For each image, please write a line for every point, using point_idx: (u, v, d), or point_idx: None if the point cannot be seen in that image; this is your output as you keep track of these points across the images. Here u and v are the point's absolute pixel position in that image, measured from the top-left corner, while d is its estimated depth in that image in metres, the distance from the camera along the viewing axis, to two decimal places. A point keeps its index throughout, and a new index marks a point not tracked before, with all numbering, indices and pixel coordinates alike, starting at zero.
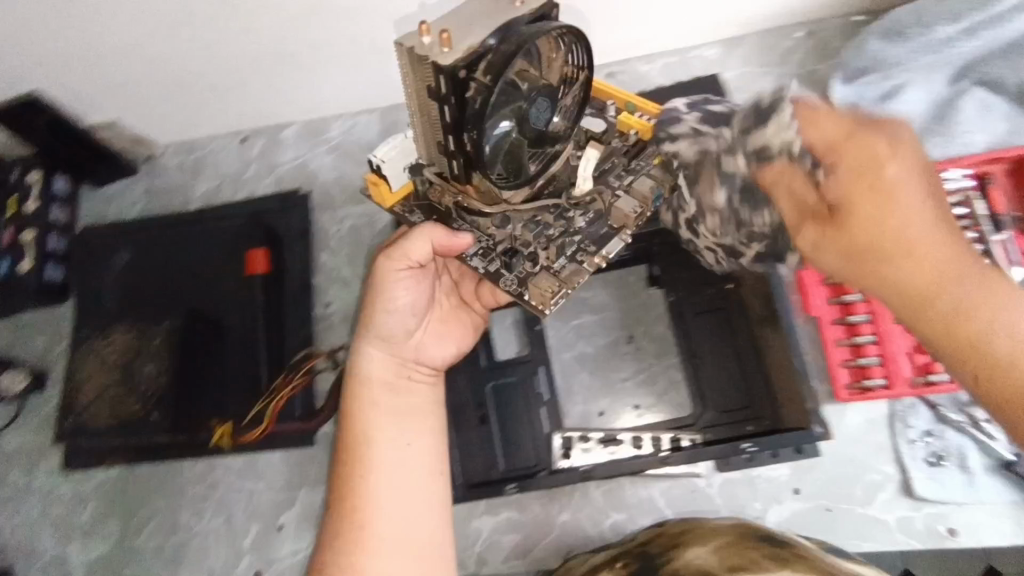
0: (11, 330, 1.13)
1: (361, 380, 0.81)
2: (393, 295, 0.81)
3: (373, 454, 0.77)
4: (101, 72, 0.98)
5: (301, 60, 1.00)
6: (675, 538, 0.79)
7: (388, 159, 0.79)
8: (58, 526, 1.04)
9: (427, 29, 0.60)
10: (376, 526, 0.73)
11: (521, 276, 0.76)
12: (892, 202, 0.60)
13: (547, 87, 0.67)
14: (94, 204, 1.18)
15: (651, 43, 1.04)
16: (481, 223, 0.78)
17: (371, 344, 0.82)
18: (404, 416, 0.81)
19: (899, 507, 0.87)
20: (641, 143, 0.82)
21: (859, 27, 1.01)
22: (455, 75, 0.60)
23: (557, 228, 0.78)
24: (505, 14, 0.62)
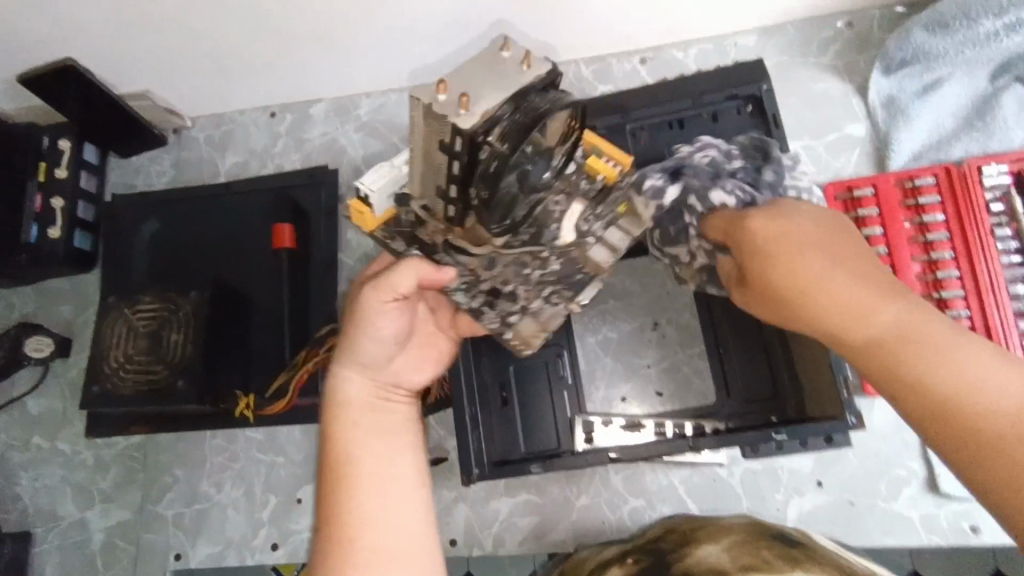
0: (38, 295, 1.14)
1: (339, 407, 0.66)
2: (375, 323, 0.67)
3: (357, 470, 0.63)
4: (136, 47, 0.96)
5: (335, 41, 0.98)
6: (688, 535, 0.79)
7: (378, 187, 0.64)
8: (79, 491, 1.06)
9: (442, 86, 0.48)
10: (365, 535, 0.60)
11: (504, 314, 0.72)
12: (784, 256, 0.56)
13: (550, 150, 0.55)
14: (123, 174, 1.19)
15: (688, 29, 1.03)
16: (465, 260, 0.67)
17: (350, 367, 0.68)
18: (388, 429, 0.66)
19: (923, 503, 0.86)
20: (608, 188, 0.66)
21: (901, 19, 0.99)
22: (472, 140, 0.48)
23: (536, 270, 0.68)
24: (517, 76, 0.49)
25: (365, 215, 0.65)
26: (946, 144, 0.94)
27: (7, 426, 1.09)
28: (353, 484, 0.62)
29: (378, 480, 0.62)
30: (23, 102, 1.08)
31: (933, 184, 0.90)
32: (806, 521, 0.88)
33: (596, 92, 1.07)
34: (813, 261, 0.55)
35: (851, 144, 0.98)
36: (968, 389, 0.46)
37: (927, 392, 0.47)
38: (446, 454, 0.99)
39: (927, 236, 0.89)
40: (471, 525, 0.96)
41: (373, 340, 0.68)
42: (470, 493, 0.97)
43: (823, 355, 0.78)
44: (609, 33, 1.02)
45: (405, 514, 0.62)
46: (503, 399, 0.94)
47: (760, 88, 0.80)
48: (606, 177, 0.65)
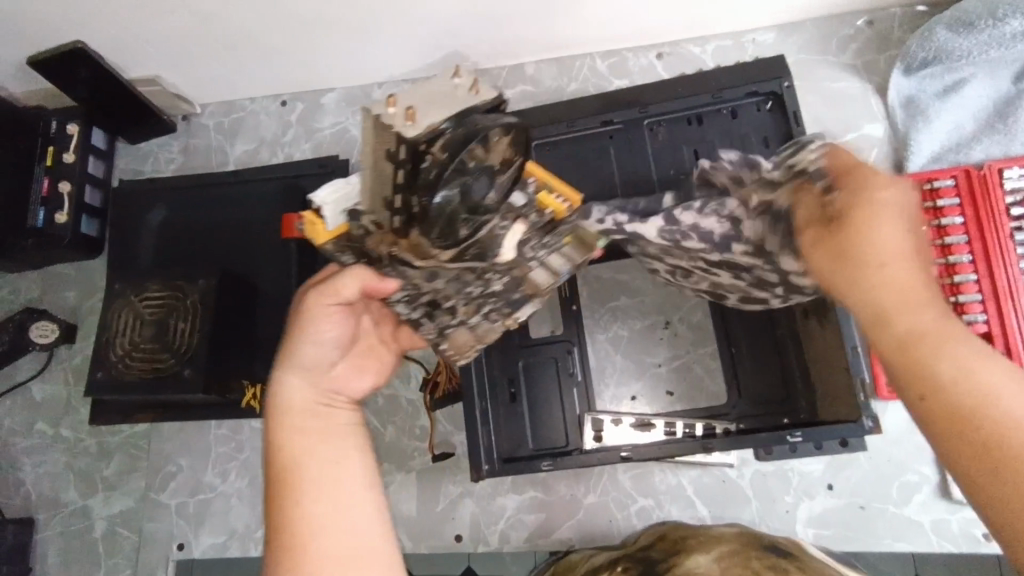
0: (43, 280, 1.13)
1: (278, 413, 0.63)
2: (315, 327, 0.66)
3: (304, 475, 0.58)
4: (147, 31, 0.95)
5: (349, 29, 0.97)
6: (678, 544, 0.79)
7: (331, 202, 0.59)
8: (82, 478, 1.05)
9: (393, 100, 0.51)
10: (313, 541, 0.55)
11: (441, 326, 0.73)
12: (863, 219, 0.51)
13: (494, 168, 0.55)
14: (130, 161, 1.18)
15: (705, 25, 1.01)
16: (410, 274, 0.64)
17: (293, 370, 0.65)
18: (335, 434, 0.62)
19: (935, 509, 0.86)
20: (555, 223, 0.63)
21: (921, 19, 0.99)
22: (414, 148, 0.52)
23: (479, 290, 0.67)
24: (460, 98, 0.52)
25: (317, 227, 0.60)
26: (967, 145, 0.92)
27: (10, 412, 1.09)
28: (299, 493, 0.57)
29: (329, 482, 0.58)
30: (32, 86, 1.07)
31: (952, 186, 0.89)
32: (816, 525, 0.87)
33: (610, 87, 1.06)
34: (884, 238, 0.50)
35: (871, 144, 0.97)
36: (1005, 396, 0.40)
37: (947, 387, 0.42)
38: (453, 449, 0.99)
39: (944, 239, 0.88)
40: (477, 521, 0.95)
41: (316, 343, 0.66)
42: (477, 489, 0.96)
43: (839, 358, 0.77)
44: (626, 28, 1.01)
45: (358, 517, 0.57)
46: (512, 394, 0.92)
47: (780, 84, 0.78)
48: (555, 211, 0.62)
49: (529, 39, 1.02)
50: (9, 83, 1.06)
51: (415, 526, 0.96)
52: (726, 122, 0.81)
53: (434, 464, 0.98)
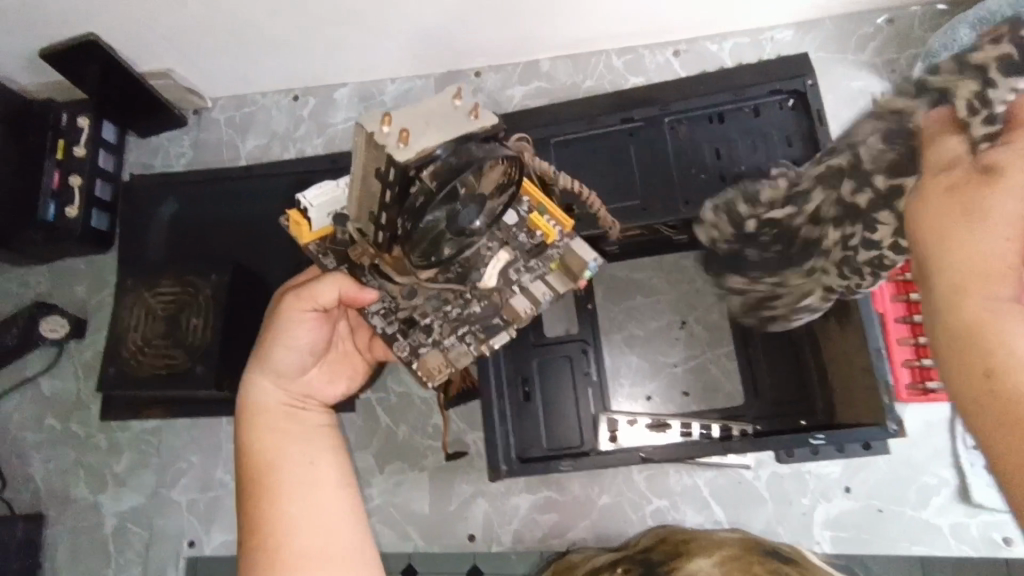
0: (52, 275, 1.13)
1: (253, 417, 0.68)
2: (289, 333, 0.70)
3: (279, 476, 0.64)
4: (159, 24, 0.94)
5: (366, 25, 0.96)
6: (681, 546, 0.80)
7: (317, 202, 0.66)
8: (91, 474, 1.04)
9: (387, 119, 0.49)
10: (290, 539, 0.61)
11: (415, 344, 0.70)
12: (994, 184, 0.49)
13: (481, 196, 0.57)
14: (140, 155, 1.17)
15: (723, 23, 1.00)
16: (389, 286, 0.69)
17: (265, 375, 0.70)
18: (307, 437, 0.68)
19: (953, 512, 0.85)
20: (542, 245, 0.69)
21: (942, 17, 0.98)
22: (405, 172, 0.50)
23: (456, 308, 0.70)
24: (460, 125, 0.51)
25: (301, 226, 0.68)
26: None
27: (19, 407, 1.08)
28: (270, 496, 0.63)
29: (307, 484, 0.64)
30: (43, 78, 1.06)
31: None
32: (833, 527, 0.87)
33: (626, 84, 1.05)
34: (1010, 206, 0.48)
35: None
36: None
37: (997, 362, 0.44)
38: (466, 448, 0.98)
39: None
40: (491, 521, 0.95)
41: (290, 349, 0.71)
42: (490, 489, 0.96)
43: (861, 360, 0.76)
44: (644, 25, 1.00)
45: (330, 515, 0.63)
46: (526, 393, 0.92)
47: (803, 83, 0.79)
48: (545, 234, 0.68)
49: (545, 35, 1.01)
50: (20, 75, 1.05)
51: (427, 525, 0.96)
52: (747, 120, 0.82)
53: (447, 463, 0.97)
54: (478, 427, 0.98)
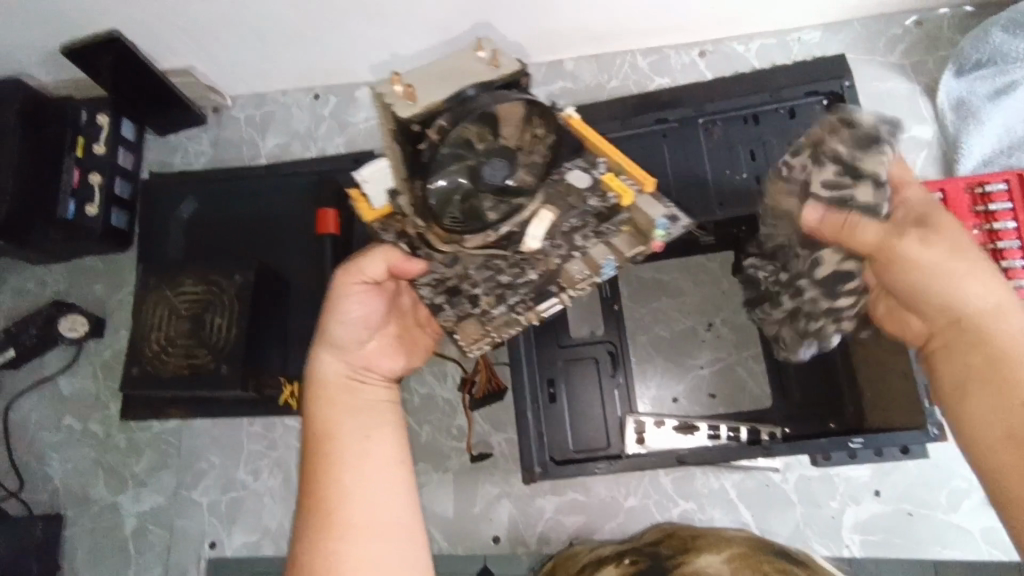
0: (69, 274, 1.12)
1: (314, 389, 0.67)
2: (343, 305, 0.69)
3: (337, 446, 0.62)
4: (182, 20, 0.93)
5: (392, 22, 0.94)
6: (689, 541, 0.80)
7: (373, 177, 0.66)
8: (112, 474, 1.04)
9: (397, 78, 0.54)
10: (344, 511, 0.59)
11: (462, 314, 0.69)
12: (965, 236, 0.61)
13: (504, 147, 0.57)
14: (158, 152, 1.16)
15: (750, 23, 1.00)
16: (434, 256, 0.67)
17: (326, 348, 0.68)
18: (368, 410, 0.66)
19: (984, 516, 0.85)
20: (616, 208, 0.66)
21: (971, 19, 0.97)
22: (409, 128, 0.54)
23: (508, 275, 0.68)
24: (471, 75, 0.55)
25: (363, 204, 0.67)
26: (1017, 149, 0.91)
27: (37, 406, 1.07)
28: (330, 464, 0.61)
29: (363, 459, 0.62)
30: (63, 74, 1.05)
31: (1004, 189, 0.88)
32: (862, 531, 0.87)
33: (652, 85, 1.04)
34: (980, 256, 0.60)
35: (918, 147, 0.97)
36: None
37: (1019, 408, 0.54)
38: (491, 450, 0.97)
39: (996, 243, 0.87)
40: (516, 522, 0.94)
41: (343, 322, 0.69)
42: (515, 490, 0.95)
43: (898, 363, 0.75)
44: (672, 25, 0.99)
45: (387, 490, 0.61)
46: (552, 394, 0.91)
47: (841, 84, 0.80)
48: (619, 196, 0.65)
49: (572, 35, 1.00)
50: (39, 71, 1.04)
51: (452, 527, 0.95)
52: (783, 121, 0.82)
53: (472, 465, 0.97)
54: (503, 429, 0.97)
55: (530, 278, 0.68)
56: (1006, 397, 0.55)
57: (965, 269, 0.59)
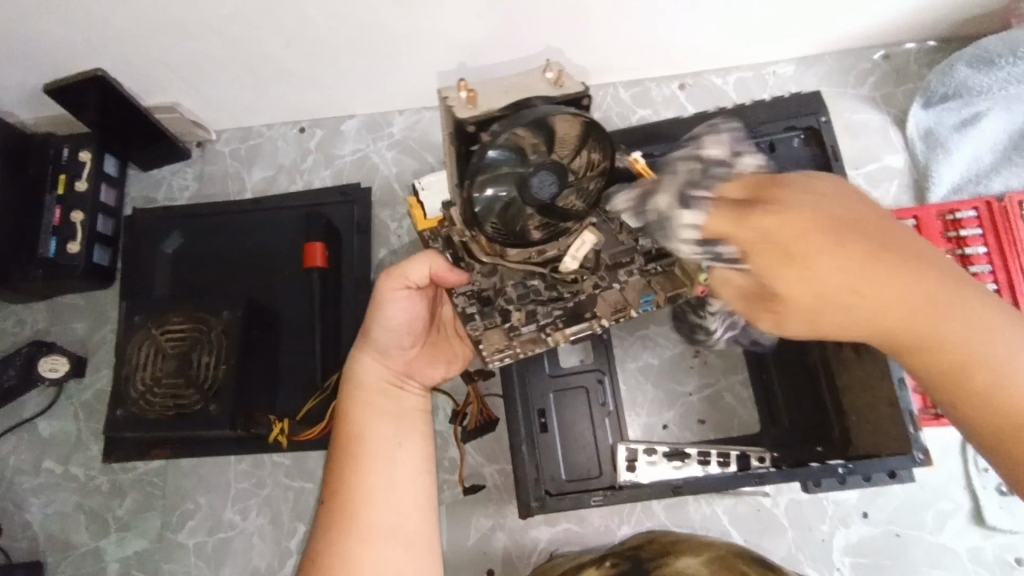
0: (50, 312, 1.10)
1: (355, 387, 0.73)
2: (387, 309, 0.73)
3: (367, 454, 0.69)
4: (168, 56, 0.92)
5: (381, 56, 0.96)
6: (669, 545, 0.81)
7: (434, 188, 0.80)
8: (94, 518, 1.01)
9: (461, 84, 0.56)
10: (367, 518, 0.65)
11: (488, 326, 0.69)
12: (813, 263, 0.48)
13: (555, 164, 0.57)
14: (142, 187, 1.15)
15: (728, 58, 1.03)
16: (474, 267, 0.69)
17: (368, 351, 0.74)
18: (399, 417, 0.72)
19: (969, 535, 0.88)
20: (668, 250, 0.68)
21: (935, 53, 1.02)
22: (464, 129, 0.56)
23: (545, 295, 0.69)
24: (536, 92, 0.56)
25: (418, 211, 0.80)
26: (986, 177, 0.96)
27: (15, 450, 1.04)
28: (359, 464, 0.68)
29: (390, 471, 0.68)
30: (44, 111, 1.04)
31: (974, 217, 0.92)
32: (853, 553, 0.88)
33: (634, 117, 1.07)
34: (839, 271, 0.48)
35: (890, 175, 1.01)
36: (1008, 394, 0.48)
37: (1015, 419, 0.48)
38: (484, 481, 0.97)
39: (969, 268, 0.91)
40: (511, 554, 0.93)
41: (386, 326, 0.74)
42: (509, 522, 0.95)
43: (883, 389, 0.78)
44: (652, 60, 1.02)
45: (411, 503, 0.67)
46: (543, 424, 0.91)
47: (817, 119, 0.86)
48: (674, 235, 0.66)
49: None
50: (20, 109, 1.03)
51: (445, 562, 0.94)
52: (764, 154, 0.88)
53: (464, 497, 0.96)
54: (496, 460, 0.97)
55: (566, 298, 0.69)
56: (977, 393, 0.49)
57: (838, 303, 0.49)
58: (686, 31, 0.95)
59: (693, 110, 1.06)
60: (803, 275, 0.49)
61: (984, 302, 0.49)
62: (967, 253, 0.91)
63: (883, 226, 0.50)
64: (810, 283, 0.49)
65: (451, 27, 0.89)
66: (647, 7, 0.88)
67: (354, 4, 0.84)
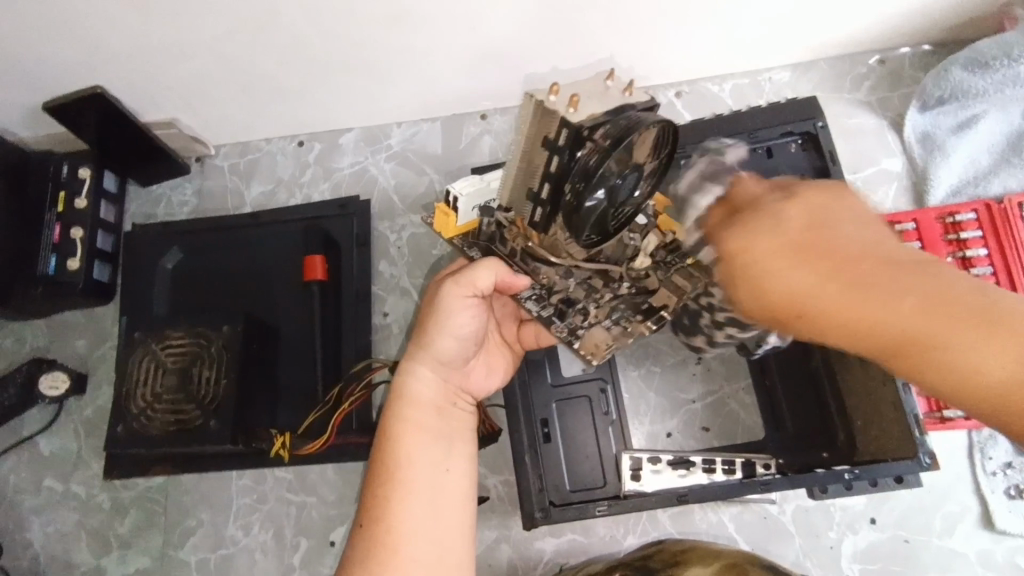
0: (48, 330, 1.10)
1: (409, 402, 0.73)
2: (453, 319, 0.74)
3: (409, 475, 0.68)
4: (166, 73, 0.93)
5: (375, 69, 0.96)
6: (681, 555, 0.81)
7: (468, 193, 0.70)
8: (94, 537, 1.00)
9: (556, 89, 0.56)
10: (407, 548, 0.65)
11: (573, 326, 0.73)
12: (770, 272, 0.51)
13: (640, 164, 0.60)
14: (141, 204, 1.15)
15: (722, 66, 1.04)
16: (542, 271, 0.73)
17: (426, 364, 0.74)
18: (446, 434, 0.73)
19: (979, 539, 0.87)
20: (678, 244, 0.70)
21: (929, 57, 1.03)
22: (577, 134, 0.55)
23: (607, 292, 0.73)
24: (621, 98, 0.57)
25: (448, 219, 0.73)
26: (985, 178, 0.96)
27: (15, 469, 1.04)
28: (403, 488, 0.68)
29: (433, 493, 0.68)
30: (43, 129, 1.04)
31: (973, 219, 0.92)
32: (861, 559, 0.88)
33: None
34: (789, 279, 0.50)
35: (888, 178, 1.01)
36: (982, 373, 0.44)
37: (989, 396, 0.44)
38: (488, 493, 0.96)
39: (970, 269, 0.91)
40: (516, 567, 0.92)
41: (451, 338, 0.75)
42: (513, 533, 0.94)
43: (887, 391, 0.77)
44: (650, 70, 1.02)
45: (454, 534, 0.68)
46: (546, 434, 0.90)
47: (813, 124, 0.86)
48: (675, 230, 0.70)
49: None
50: (18, 127, 1.03)
51: None
52: (761, 160, 0.89)
53: None
54: (500, 471, 0.96)
55: (624, 294, 0.72)
56: (956, 381, 0.45)
57: (797, 312, 0.50)
58: (682, 41, 0.95)
59: (690, 117, 1.06)
60: (762, 287, 0.52)
61: (942, 281, 0.46)
62: (968, 255, 0.91)
63: (836, 232, 0.51)
64: (768, 291, 0.52)
65: (445, 39, 0.89)
66: (640, 17, 0.88)
67: (343, 17, 0.84)
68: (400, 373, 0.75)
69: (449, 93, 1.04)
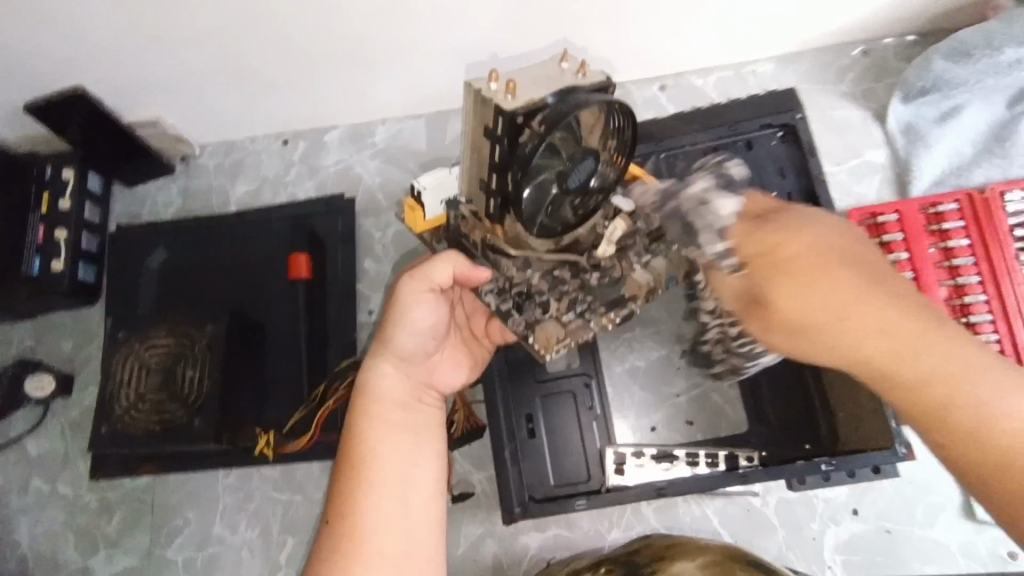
0: (35, 331, 1.10)
1: (372, 398, 0.73)
2: (411, 315, 0.74)
3: (374, 469, 0.69)
4: (147, 72, 0.93)
5: (357, 66, 0.96)
6: (664, 549, 0.82)
7: (431, 187, 0.72)
8: (81, 537, 1.01)
9: (496, 75, 0.56)
10: (372, 541, 0.65)
11: (530, 320, 0.71)
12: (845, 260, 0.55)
13: (591, 150, 0.62)
14: (126, 204, 1.16)
15: (706, 59, 1.03)
16: (503, 263, 0.72)
17: (388, 360, 0.75)
18: (412, 429, 0.73)
19: (961, 530, 0.86)
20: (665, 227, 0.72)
21: (913, 47, 1.02)
22: (512, 120, 0.55)
23: (573, 285, 0.72)
24: (565, 79, 0.58)
25: (416, 212, 0.74)
26: (967, 169, 0.95)
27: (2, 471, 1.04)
28: (366, 483, 0.68)
29: (399, 488, 0.68)
30: (25, 130, 1.04)
31: (955, 210, 0.92)
32: (844, 551, 0.88)
33: None
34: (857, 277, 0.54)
35: (872, 170, 1.01)
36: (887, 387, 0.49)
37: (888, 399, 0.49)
38: (473, 489, 0.96)
39: (952, 260, 0.91)
40: (501, 562, 0.92)
41: (409, 333, 0.75)
42: (498, 529, 0.94)
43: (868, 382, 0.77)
44: (633, 64, 1.02)
45: (421, 529, 0.68)
46: (531, 430, 0.90)
47: (793, 116, 0.87)
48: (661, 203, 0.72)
49: None
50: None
51: None
52: (741, 152, 0.89)
53: (454, 505, 0.95)
54: (485, 467, 0.97)
55: (592, 285, 0.72)
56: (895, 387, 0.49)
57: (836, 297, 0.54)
58: (664, 34, 0.95)
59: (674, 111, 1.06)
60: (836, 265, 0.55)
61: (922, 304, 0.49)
62: (949, 245, 0.91)
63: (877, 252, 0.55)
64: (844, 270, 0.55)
65: (426, 35, 0.89)
66: (620, 11, 0.88)
67: (321, 13, 0.84)
68: (363, 371, 0.76)
69: (433, 89, 1.04)
